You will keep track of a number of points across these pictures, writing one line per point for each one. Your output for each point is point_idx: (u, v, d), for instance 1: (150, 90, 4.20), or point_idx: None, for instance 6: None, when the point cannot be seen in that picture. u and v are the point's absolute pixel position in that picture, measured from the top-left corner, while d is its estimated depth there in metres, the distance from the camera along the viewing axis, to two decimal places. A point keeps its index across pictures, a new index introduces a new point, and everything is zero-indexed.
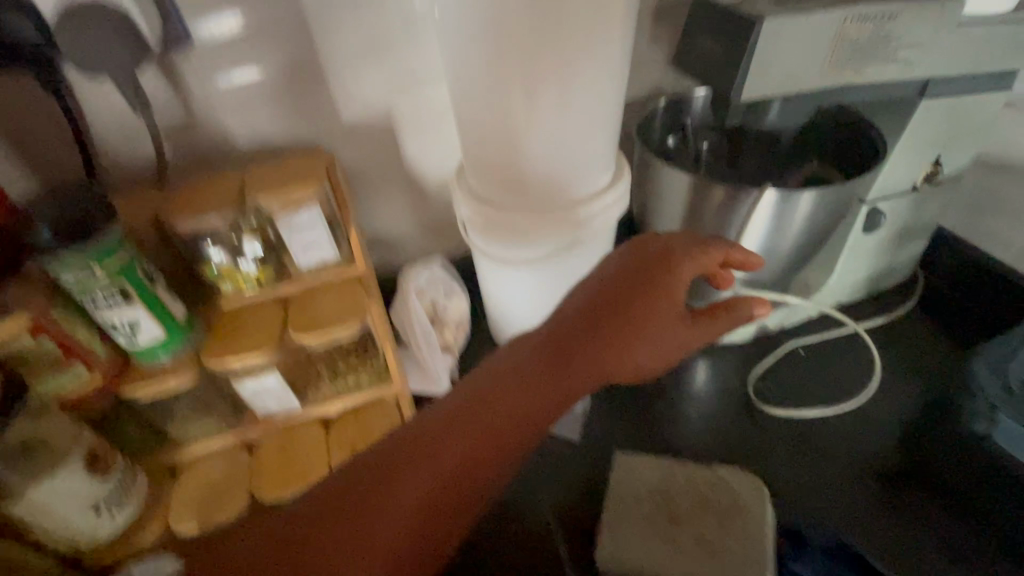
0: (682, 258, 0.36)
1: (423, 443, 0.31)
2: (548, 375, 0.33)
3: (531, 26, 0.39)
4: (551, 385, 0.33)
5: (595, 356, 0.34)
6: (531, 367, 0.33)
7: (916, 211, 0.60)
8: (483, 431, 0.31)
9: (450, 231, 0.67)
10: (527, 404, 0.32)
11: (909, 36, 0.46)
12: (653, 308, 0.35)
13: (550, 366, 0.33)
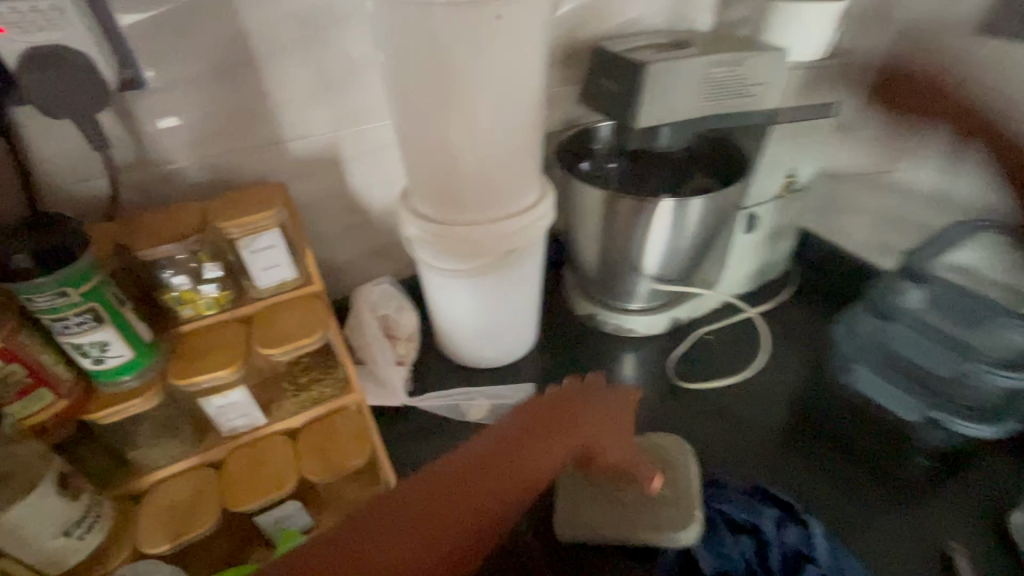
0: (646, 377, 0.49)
1: (461, 478, 0.30)
2: (563, 424, 0.35)
3: (467, 68, 0.47)
4: (566, 434, 0.35)
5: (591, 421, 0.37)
6: (548, 416, 0.35)
7: (782, 214, 0.74)
8: (518, 468, 0.31)
9: (395, 253, 0.72)
10: (548, 453, 0.33)
11: (755, 76, 0.59)
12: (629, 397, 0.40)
13: (563, 418, 0.35)
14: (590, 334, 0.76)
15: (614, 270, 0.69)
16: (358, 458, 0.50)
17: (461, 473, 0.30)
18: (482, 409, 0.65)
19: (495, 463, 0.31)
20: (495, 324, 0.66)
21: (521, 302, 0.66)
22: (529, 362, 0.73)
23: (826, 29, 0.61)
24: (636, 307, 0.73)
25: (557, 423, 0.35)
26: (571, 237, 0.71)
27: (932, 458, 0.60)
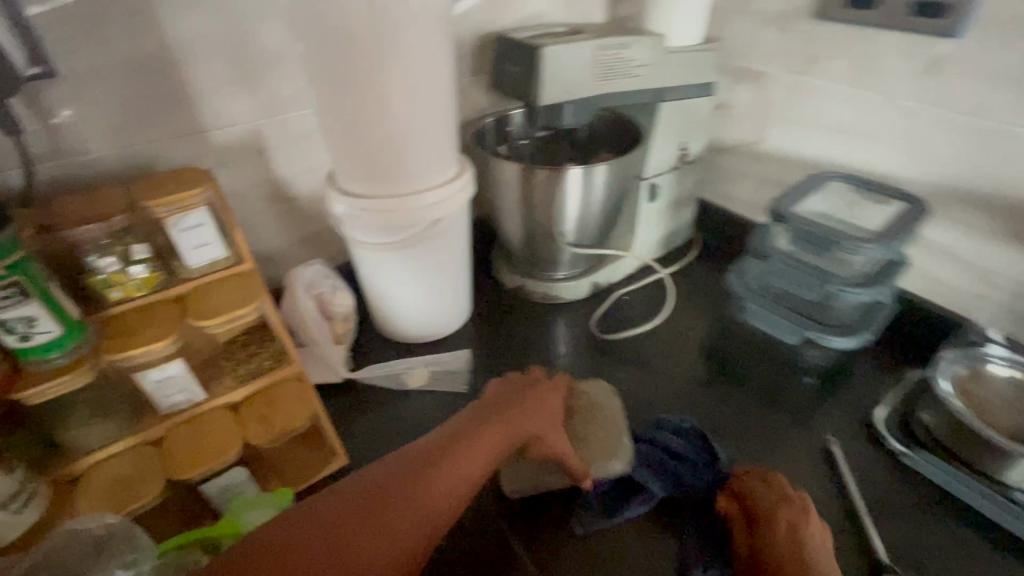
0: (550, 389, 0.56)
1: (353, 507, 0.40)
2: (457, 446, 0.46)
3: (382, 50, 0.52)
4: (461, 455, 0.46)
5: (490, 435, 0.49)
6: (447, 444, 0.46)
7: (680, 184, 0.83)
8: (410, 505, 0.41)
9: (326, 241, 0.75)
10: (447, 481, 0.43)
11: (640, 59, 0.68)
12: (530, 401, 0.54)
13: (459, 443, 0.47)
14: (520, 304, 0.82)
15: (535, 240, 0.76)
16: (303, 420, 0.54)
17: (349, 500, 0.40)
18: (422, 375, 0.69)
19: (393, 486, 0.42)
20: (428, 294, 0.70)
21: (452, 273, 0.70)
22: (465, 333, 0.77)
23: (695, 18, 0.71)
24: (560, 275, 0.80)
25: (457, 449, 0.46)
26: (494, 214, 0.77)
27: (814, 373, 0.70)
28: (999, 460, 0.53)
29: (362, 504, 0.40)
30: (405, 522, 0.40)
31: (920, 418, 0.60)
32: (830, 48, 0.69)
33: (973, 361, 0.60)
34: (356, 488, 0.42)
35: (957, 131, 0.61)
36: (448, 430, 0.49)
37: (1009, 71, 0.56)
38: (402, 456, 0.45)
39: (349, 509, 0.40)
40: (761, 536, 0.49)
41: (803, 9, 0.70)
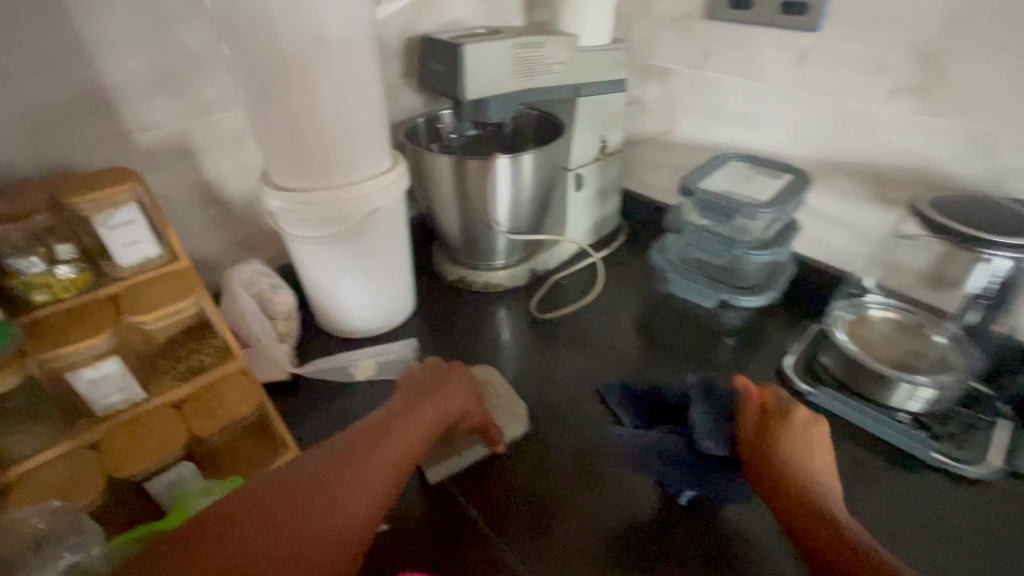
0: (457, 377, 0.58)
1: (261, 521, 0.39)
2: (371, 449, 0.47)
3: (308, 45, 0.54)
4: (375, 457, 0.46)
5: (401, 434, 0.50)
6: (359, 447, 0.47)
7: (604, 174, 0.89)
8: (330, 508, 0.41)
9: (263, 245, 0.75)
10: (362, 483, 0.44)
11: (555, 56, 0.74)
12: (442, 390, 0.56)
13: (371, 446, 0.47)
14: (462, 296, 0.85)
15: (473, 231, 0.79)
16: (248, 410, 0.54)
17: (256, 512, 0.40)
18: (370, 367, 0.70)
19: (304, 496, 0.41)
20: (371, 287, 0.72)
21: (394, 263, 0.73)
22: (410, 326, 0.79)
23: (602, 19, 0.78)
24: (499, 264, 0.84)
25: (369, 451, 0.46)
26: (431, 209, 0.80)
27: (732, 333, 0.77)
28: (885, 386, 0.61)
29: (271, 517, 0.40)
30: (318, 532, 0.40)
31: (821, 361, 0.68)
32: (719, 44, 0.78)
33: (859, 309, 0.68)
34: (265, 498, 0.41)
35: (827, 111, 0.70)
36: (364, 430, 0.49)
37: (860, 56, 0.66)
38: (311, 462, 0.45)
39: (258, 523, 0.39)
40: (774, 427, 0.51)
41: (694, 11, 0.79)
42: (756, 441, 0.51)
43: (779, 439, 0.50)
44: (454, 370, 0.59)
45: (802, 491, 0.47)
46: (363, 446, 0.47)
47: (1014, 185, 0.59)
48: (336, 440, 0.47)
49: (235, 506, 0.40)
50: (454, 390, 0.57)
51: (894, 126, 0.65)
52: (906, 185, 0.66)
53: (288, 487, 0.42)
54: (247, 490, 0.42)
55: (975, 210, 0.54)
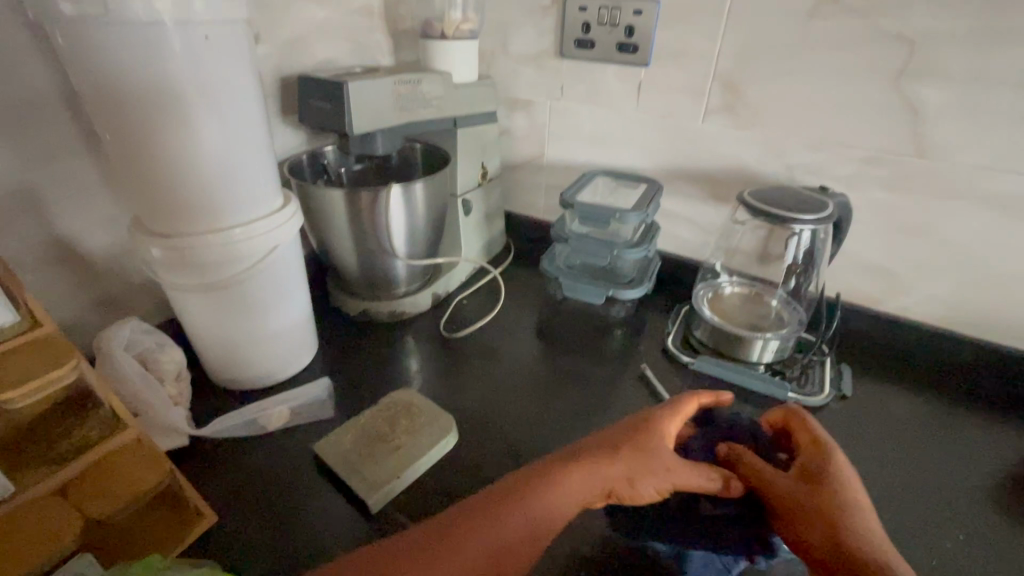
0: (641, 438, 0.49)
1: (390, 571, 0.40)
2: (524, 503, 0.45)
3: (187, 82, 0.52)
4: (525, 516, 0.44)
5: (564, 490, 0.46)
6: (513, 499, 0.45)
7: (489, 198, 0.96)
8: None
9: (134, 301, 0.68)
10: (493, 541, 0.43)
11: (432, 92, 0.79)
12: (612, 454, 0.48)
13: (529, 499, 0.45)
14: (367, 328, 0.85)
15: (372, 262, 0.80)
16: (154, 480, 0.50)
17: (390, 561, 0.41)
18: (283, 415, 0.65)
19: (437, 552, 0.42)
20: (273, 330, 0.69)
21: (295, 302, 0.70)
22: (317, 366, 0.77)
23: (469, 59, 0.86)
24: (401, 291, 0.85)
25: (518, 505, 0.45)
26: (325, 244, 0.79)
27: (619, 325, 0.88)
28: (744, 345, 0.75)
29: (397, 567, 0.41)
30: None
31: (695, 336, 0.81)
32: (573, 78, 0.90)
33: (715, 288, 0.83)
34: (404, 544, 0.43)
35: (664, 130, 0.85)
36: (463, 507, 0.45)
37: (683, 85, 0.81)
38: (463, 508, 0.45)
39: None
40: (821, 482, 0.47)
41: (548, 50, 0.90)
42: (795, 493, 0.47)
43: (822, 489, 0.46)
44: (654, 425, 0.51)
45: (847, 533, 0.42)
46: (504, 502, 0.45)
47: (802, 177, 0.77)
48: (499, 490, 0.46)
49: (374, 554, 0.42)
50: (647, 458, 0.48)
51: (715, 139, 0.82)
52: (730, 185, 0.83)
53: (431, 536, 0.43)
54: (401, 536, 0.44)
55: (780, 197, 0.70)
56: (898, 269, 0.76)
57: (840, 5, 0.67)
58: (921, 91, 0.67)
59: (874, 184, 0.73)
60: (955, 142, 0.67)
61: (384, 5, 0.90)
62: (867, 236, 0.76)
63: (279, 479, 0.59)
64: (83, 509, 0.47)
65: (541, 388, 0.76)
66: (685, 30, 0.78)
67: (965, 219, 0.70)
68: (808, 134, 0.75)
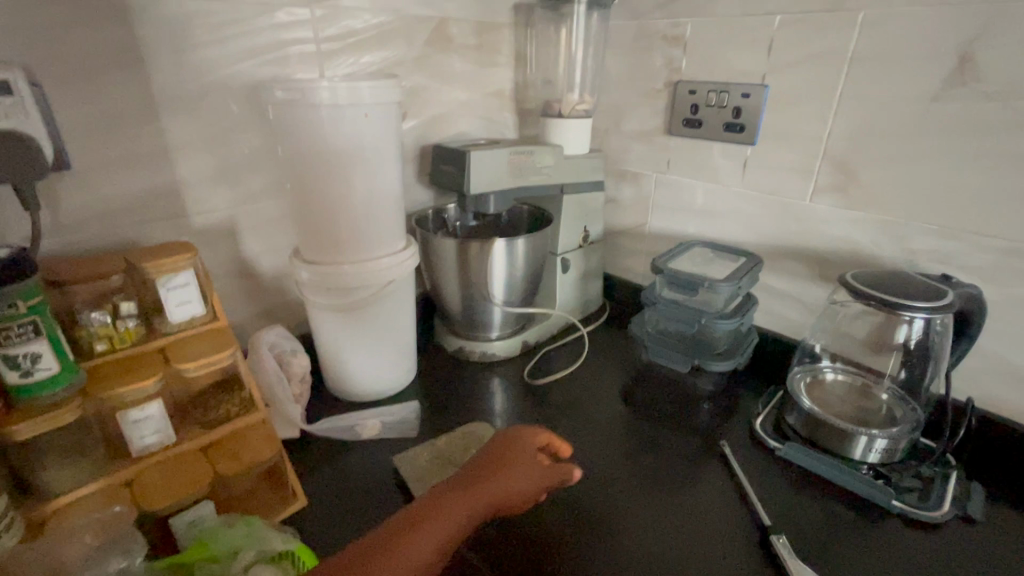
0: (513, 445, 0.57)
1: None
2: (437, 521, 0.46)
3: (347, 147, 0.68)
4: (443, 527, 0.46)
5: (484, 485, 0.52)
6: (423, 520, 0.45)
7: (588, 259, 1.02)
8: None
9: (282, 314, 0.84)
10: (420, 552, 0.43)
11: (543, 162, 0.89)
12: (490, 473, 0.53)
13: (440, 518, 0.46)
14: (461, 365, 0.93)
15: (472, 305, 0.89)
16: (269, 454, 0.60)
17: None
18: (374, 427, 0.75)
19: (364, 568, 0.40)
20: (380, 352, 0.80)
21: (401, 331, 0.81)
22: (412, 392, 0.86)
23: (582, 134, 0.95)
24: (496, 335, 0.93)
25: (431, 521, 0.46)
26: (436, 285, 0.90)
27: (707, 398, 0.85)
28: (844, 439, 0.68)
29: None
30: None
31: (787, 422, 0.75)
32: (679, 154, 0.94)
33: (815, 373, 0.77)
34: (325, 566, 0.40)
35: (770, 207, 0.85)
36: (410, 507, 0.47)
37: (791, 164, 0.81)
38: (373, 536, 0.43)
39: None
40: None
41: (658, 128, 0.96)
42: None
43: None
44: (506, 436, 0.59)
45: None
46: (440, 500, 0.48)
47: (925, 264, 0.71)
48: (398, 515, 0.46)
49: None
50: (520, 471, 0.55)
51: (824, 218, 0.79)
52: (840, 266, 0.79)
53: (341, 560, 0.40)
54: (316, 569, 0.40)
55: (890, 283, 0.65)
56: None
57: (968, 91, 0.64)
58: None
59: (1017, 278, 0.65)
60: None
61: (514, 88, 1.04)
62: (1009, 336, 0.67)
63: (362, 481, 0.68)
64: (217, 469, 0.58)
65: (613, 449, 0.76)
66: (796, 112, 0.79)
67: None
68: (933, 219, 0.70)
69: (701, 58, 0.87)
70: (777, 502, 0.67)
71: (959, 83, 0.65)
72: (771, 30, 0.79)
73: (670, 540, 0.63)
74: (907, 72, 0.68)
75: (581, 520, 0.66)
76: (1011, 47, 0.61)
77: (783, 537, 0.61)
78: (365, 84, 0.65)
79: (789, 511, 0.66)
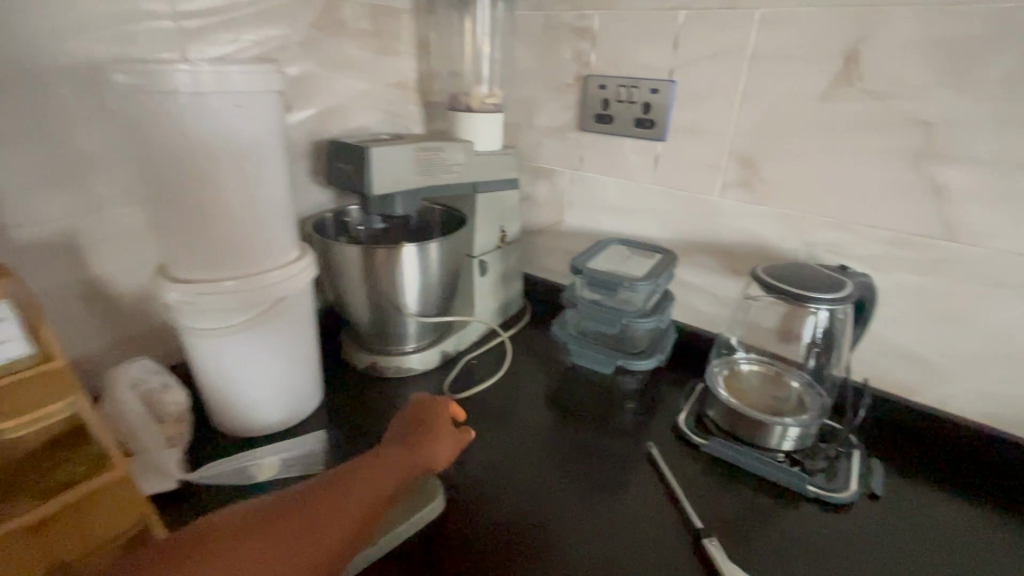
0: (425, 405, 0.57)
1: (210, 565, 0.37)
2: (346, 490, 0.45)
3: (216, 143, 0.57)
4: (353, 494, 0.45)
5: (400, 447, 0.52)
6: (334, 489, 0.44)
7: (506, 260, 0.97)
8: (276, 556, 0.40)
9: (151, 341, 0.71)
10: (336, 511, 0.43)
11: (454, 159, 0.83)
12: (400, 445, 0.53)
13: (348, 486, 0.45)
14: (374, 383, 0.85)
15: (382, 317, 0.81)
16: (122, 529, 0.51)
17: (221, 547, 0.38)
18: (272, 465, 0.66)
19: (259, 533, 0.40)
20: (277, 379, 0.70)
21: (300, 351, 0.72)
22: (318, 418, 0.77)
23: (493, 129, 0.90)
24: (411, 347, 0.86)
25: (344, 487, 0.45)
26: (340, 298, 0.81)
27: (631, 397, 0.84)
28: (760, 429, 0.70)
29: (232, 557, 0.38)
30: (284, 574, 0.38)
31: (708, 416, 0.76)
32: (593, 150, 0.92)
33: (732, 365, 0.79)
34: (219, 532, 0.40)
35: (681, 202, 0.86)
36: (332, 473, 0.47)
37: (699, 160, 0.82)
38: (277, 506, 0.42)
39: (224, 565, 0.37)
40: None
41: (570, 124, 0.93)
42: None
43: None
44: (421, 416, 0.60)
45: None
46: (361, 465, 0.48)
47: (824, 256, 0.75)
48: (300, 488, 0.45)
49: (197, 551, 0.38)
50: (435, 440, 0.55)
51: (733, 213, 0.81)
52: (747, 260, 0.82)
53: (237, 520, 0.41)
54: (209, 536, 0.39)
55: (796, 275, 0.67)
56: (933, 358, 0.71)
57: (855, 89, 0.68)
58: (946, 173, 0.65)
59: (901, 266, 0.70)
60: (989, 226, 0.63)
61: (418, 79, 0.97)
62: (897, 319, 0.72)
63: None
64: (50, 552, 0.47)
65: (545, 459, 0.73)
66: (702, 108, 0.80)
67: (1006, 308, 0.65)
68: (829, 212, 0.73)
69: (609, 52, 0.86)
70: (706, 499, 0.67)
71: (847, 83, 0.68)
72: (676, 26, 0.78)
73: (607, 552, 0.60)
74: (801, 72, 0.71)
75: (511, 542, 0.61)
76: (890, 49, 0.64)
77: (714, 537, 0.61)
78: (235, 69, 0.55)
79: (715, 505, 0.66)
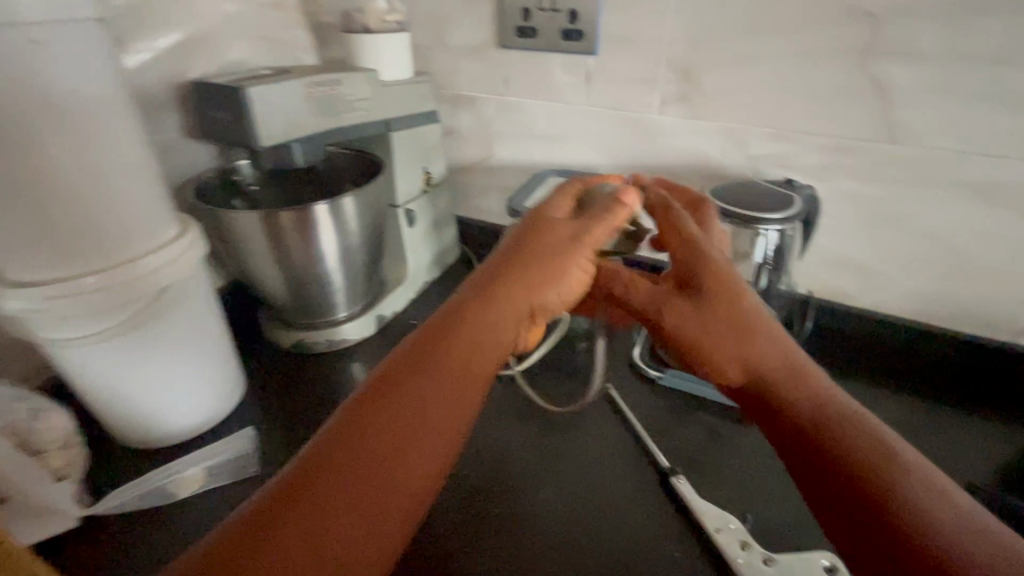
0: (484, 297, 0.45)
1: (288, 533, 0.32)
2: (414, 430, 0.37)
3: (14, 100, 0.42)
4: (417, 433, 0.37)
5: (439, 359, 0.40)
6: (375, 433, 0.36)
7: (434, 206, 0.87)
8: (365, 500, 0.34)
9: (9, 357, 0.61)
10: (410, 454, 0.36)
11: (357, 94, 0.70)
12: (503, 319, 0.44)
13: (410, 425, 0.37)
14: (305, 361, 0.76)
15: (302, 287, 0.71)
16: None
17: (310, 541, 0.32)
18: (194, 479, 0.58)
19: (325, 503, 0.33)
20: (181, 381, 0.60)
21: (204, 345, 0.61)
22: (244, 411, 0.69)
23: (400, 53, 0.77)
24: (342, 317, 0.77)
25: (366, 430, 0.36)
26: (247, 272, 0.70)
27: (584, 338, 0.81)
28: None
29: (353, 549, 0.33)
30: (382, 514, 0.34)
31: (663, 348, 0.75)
32: (517, 70, 0.82)
33: None
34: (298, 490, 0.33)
35: (618, 123, 0.78)
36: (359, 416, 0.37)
37: (633, 74, 0.74)
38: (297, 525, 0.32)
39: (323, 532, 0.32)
40: None
41: (487, 41, 0.82)
42: None
43: None
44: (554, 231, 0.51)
45: None
46: (398, 399, 0.38)
47: (768, 169, 0.71)
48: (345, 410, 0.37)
49: (287, 526, 0.32)
50: (479, 329, 0.43)
51: (673, 131, 0.75)
52: (691, 180, 0.77)
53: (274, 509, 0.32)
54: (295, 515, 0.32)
55: (741, 195, 0.64)
56: (873, 264, 0.72)
57: None
58: (891, 71, 0.61)
59: (845, 173, 0.68)
60: (932, 125, 0.62)
61: None
62: (839, 229, 0.71)
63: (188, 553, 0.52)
64: None
65: (504, 417, 0.68)
66: (632, 12, 0.71)
67: (942, 207, 0.65)
68: (773, 122, 0.69)
69: None
70: (668, 434, 0.66)
71: None
72: None
73: (584, 504, 0.58)
74: None
75: (480, 516, 0.57)
76: None
77: (681, 475, 0.59)
78: None
79: (680, 438, 0.65)
